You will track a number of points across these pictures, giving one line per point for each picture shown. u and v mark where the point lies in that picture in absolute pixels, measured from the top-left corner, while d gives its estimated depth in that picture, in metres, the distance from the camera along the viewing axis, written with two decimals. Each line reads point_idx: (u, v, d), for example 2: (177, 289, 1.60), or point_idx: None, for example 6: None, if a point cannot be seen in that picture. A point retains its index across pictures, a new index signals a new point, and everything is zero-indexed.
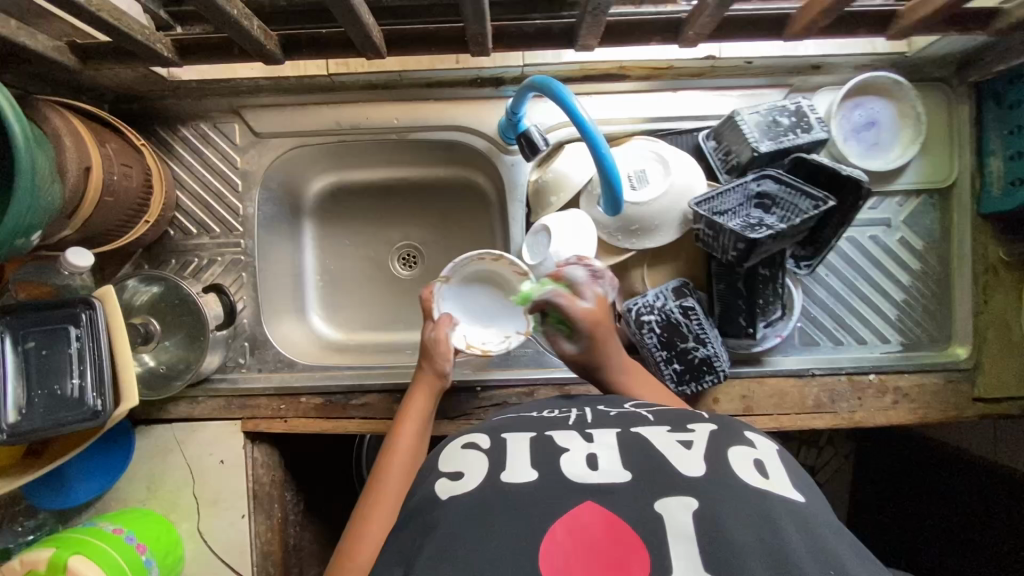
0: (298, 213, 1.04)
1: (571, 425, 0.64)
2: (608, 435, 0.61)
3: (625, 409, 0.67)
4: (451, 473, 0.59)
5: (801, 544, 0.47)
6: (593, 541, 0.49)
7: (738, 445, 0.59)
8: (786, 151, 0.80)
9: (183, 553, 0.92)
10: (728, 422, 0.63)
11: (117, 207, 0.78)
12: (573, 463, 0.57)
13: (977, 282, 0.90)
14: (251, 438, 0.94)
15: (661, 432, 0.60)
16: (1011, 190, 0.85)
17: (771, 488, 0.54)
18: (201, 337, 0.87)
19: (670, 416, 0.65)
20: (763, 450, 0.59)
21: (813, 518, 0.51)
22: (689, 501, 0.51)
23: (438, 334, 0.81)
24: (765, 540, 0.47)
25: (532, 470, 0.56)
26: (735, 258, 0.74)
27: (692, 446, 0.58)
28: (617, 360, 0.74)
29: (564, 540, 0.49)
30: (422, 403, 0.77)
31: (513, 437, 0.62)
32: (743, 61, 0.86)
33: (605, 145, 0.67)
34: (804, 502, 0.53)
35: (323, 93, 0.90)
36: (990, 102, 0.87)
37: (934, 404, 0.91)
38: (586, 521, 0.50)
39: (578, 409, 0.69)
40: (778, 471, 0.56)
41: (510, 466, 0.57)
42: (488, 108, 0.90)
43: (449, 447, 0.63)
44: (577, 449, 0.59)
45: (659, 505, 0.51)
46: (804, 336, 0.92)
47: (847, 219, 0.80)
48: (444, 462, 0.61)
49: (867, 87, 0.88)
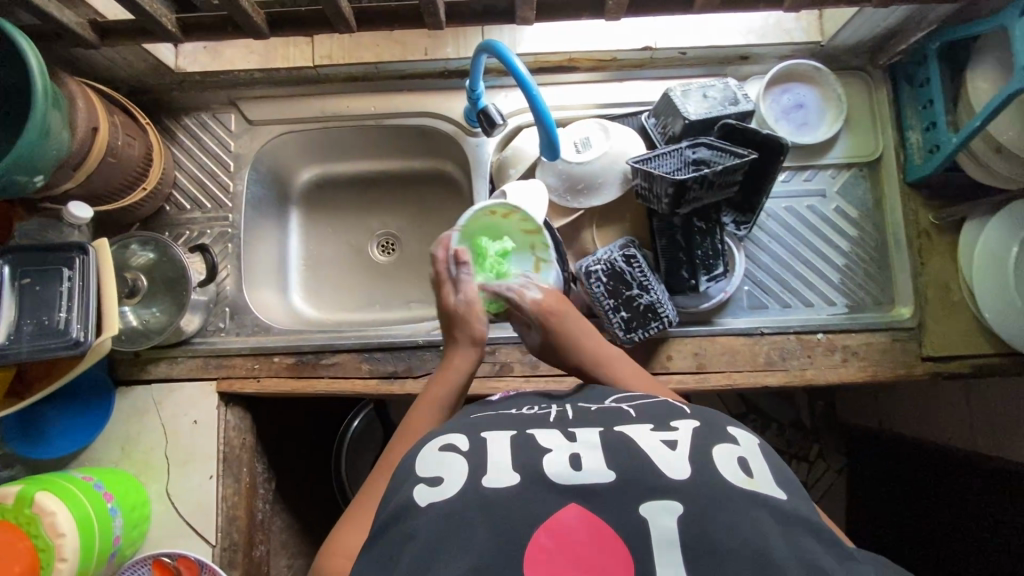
0: (286, 200, 1.14)
1: (553, 422, 0.62)
2: (589, 430, 0.59)
3: (607, 405, 0.65)
4: (430, 477, 0.56)
5: (783, 547, 0.48)
6: (579, 546, 0.49)
7: (722, 443, 0.56)
8: (715, 118, 0.89)
9: (150, 514, 0.93)
10: (710, 415, 0.60)
11: (120, 169, 0.88)
12: (557, 464, 0.54)
13: (913, 246, 0.96)
14: (225, 400, 0.97)
15: (644, 429, 0.58)
16: (929, 157, 0.92)
17: (755, 487, 0.53)
18: (184, 297, 0.93)
19: (655, 411, 0.62)
20: (747, 446, 0.57)
21: (796, 516, 0.51)
22: (673, 505, 0.50)
23: (468, 299, 0.81)
24: (748, 543, 0.48)
25: (515, 473, 0.54)
26: (668, 206, 0.84)
27: (677, 447, 0.55)
28: (585, 349, 0.77)
29: (549, 542, 0.49)
30: (455, 377, 0.75)
31: (493, 436, 0.59)
32: (678, 53, 0.98)
33: (536, 87, 0.78)
34: (788, 499, 0.52)
35: (310, 86, 1.03)
36: (905, 83, 0.96)
37: (884, 362, 0.93)
38: (570, 522, 0.50)
39: (560, 404, 0.67)
40: (762, 468, 0.55)
41: (493, 468, 0.55)
42: (454, 96, 1.02)
43: (426, 449, 0.60)
44: (560, 449, 0.56)
45: (644, 508, 0.51)
46: (752, 299, 0.97)
47: (770, 174, 0.88)
48: (422, 466, 0.58)
49: (793, 75, 0.99)
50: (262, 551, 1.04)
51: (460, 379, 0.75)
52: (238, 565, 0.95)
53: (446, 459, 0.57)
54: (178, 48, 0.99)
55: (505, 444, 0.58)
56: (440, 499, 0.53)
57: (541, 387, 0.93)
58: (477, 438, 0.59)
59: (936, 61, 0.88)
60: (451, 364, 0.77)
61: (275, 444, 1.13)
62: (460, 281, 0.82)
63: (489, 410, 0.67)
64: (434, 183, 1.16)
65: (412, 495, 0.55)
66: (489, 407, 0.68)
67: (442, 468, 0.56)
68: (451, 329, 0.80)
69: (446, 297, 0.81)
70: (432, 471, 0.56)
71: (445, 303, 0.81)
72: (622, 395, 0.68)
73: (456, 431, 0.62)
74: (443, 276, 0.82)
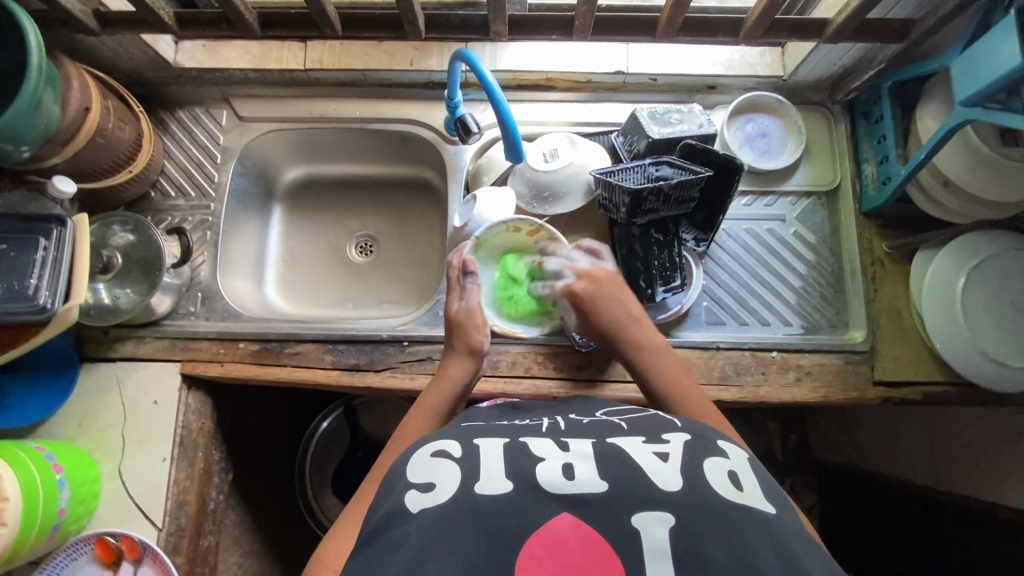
0: (270, 196, 1.19)
1: (545, 433, 0.63)
2: (582, 442, 0.60)
3: (599, 417, 0.68)
4: (422, 483, 0.56)
5: (775, 560, 0.48)
6: (568, 555, 0.50)
7: (713, 457, 0.58)
8: (678, 139, 0.93)
9: (100, 492, 0.93)
10: (702, 430, 0.63)
11: (106, 150, 0.93)
12: (550, 472, 0.55)
13: (867, 274, 0.99)
14: (188, 383, 0.99)
15: (637, 442, 0.60)
16: (882, 188, 0.97)
17: (745, 500, 0.53)
18: (156, 277, 0.96)
19: (647, 424, 0.65)
20: (737, 461, 0.58)
21: (786, 530, 0.51)
22: (665, 516, 0.51)
23: (469, 307, 0.89)
24: (738, 555, 0.48)
25: (508, 482, 0.55)
26: (626, 215, 0.89)
27: (669, 459, 0.57)
28: (628, 333, 0.84)
29: (540, 550, 0.50)
30: (451, 381, 0.82)
31: (485, 443, 0.60)
32: (649, 78, 1.04)
33: (504, 99, 0.84)
34: (776, 513, 0.53)
35: (301, 88, 1.09)
36: (862, 119, 1.02)
37: (836, 383, 0.95)
38: (562, 531, 0.51)
39: (551, 417, 0.69)
40: (752, 482, 0.56)
41: (487, 476, 0.55)
42: (436, 106, 1.08)
43: (420, 454, 0.60)
44: (554, 458, 0.57)
45: (635, 518, 0.51)
46: (710, 314, 0.99)
47: (726, 192, 0.93)
48: (413, 471, 0.58)
49: (758, 106, 1.04)
50: (209, 542, 1.03)
51: (459, 377, 0.83)
52: (182, 551, 0.94)
53: (439, 465, 0.58)
54: (178, 45, 1.05)
55: (498, 453, 0.58)
56: (432, 505, 0.53)
57: (499, 387, 0.94)
58: (471, 446, 0.60)
59: (887, 100, 0.94)
60: (450, 374, 0.83)
61: (235, 434, 1.13)
62: (461, 293, 0.91)
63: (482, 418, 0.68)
64: (414, 190, 1.21)
65: (402, 500, 0.55)
66: (482, 416, 0.70)
67: (435, 474, 0.57)
68: (453, 338, 0.87)
69: (451, 304, 0.90)
70: (423, 476, 0.57)
71: (451, 309, 0.90)
72: (614, 410, 0.70)
73: (449, 438, 0.62)
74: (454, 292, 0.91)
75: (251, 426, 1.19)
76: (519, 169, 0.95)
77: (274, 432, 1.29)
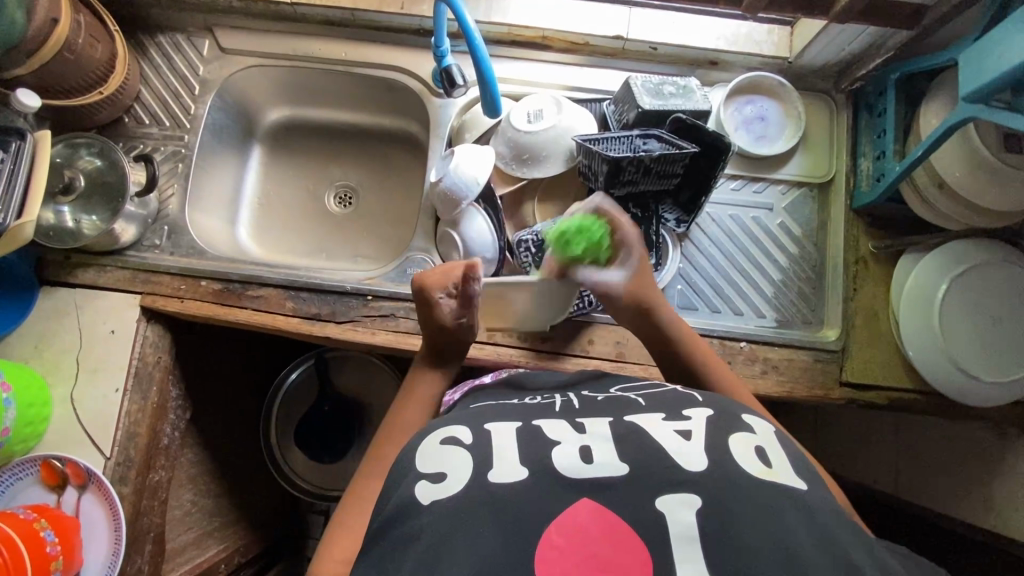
0: (249, 135, 1.15)
1: (559, 411, 0.63)
2: (599, 423, 0.59)
3: (615, 393, 0.67)
4: (433, 473, 0.55)
5: (807, 538, 0.48)
6: (590, 542, 0.49)
7: (740, 432, 0.58)
8: (668, 112, 0.90)
9: (51, 414, 0.92)
10: (724, 403, 0.62)
11: (76, 66, 0.89)
12: (566, 456, 0.55)
13: (848, 271, 0.96)
14: (147, 315, 0.97)
15: (656, 420, 0.59)
16: (875, 185, 0.94)
17: (774, 476, 0.53)
18: (119, 204, 0.93)
19: (665, 399, 0.63)
20: (763, 436, 0.58)
21: (816, 509, 0.51)
22: (691, 498, 0.50)
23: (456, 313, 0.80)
24: (768, 534, 0.48)
25: (522, 468, 0.54)
26: (603, 183, 0.86)
27: (691, 438, 0.56)
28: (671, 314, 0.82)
29: (559, 540, 0.49)
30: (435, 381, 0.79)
31: (497, 428, 0.59)
32: (649, 47, 1.00)
33: (484, 48, 0.82)
34: (809, 490, 0.53)
35: (289, 23, 1.05)
36: (865, 112, 0.99)
37: (802, 380, 0.93)
38: (582, 517, 0.50)
39: (562, 395, 0.68)
40: (779, 457, 0.56)
41: (499, 462, 0.54)
42: (427, 55, 1.04)
43: (427, 441, 0.59)
44: (570, 441, 0.57)
45: (660, 501, 0.50)
46: (683, 299, 0.96)
47: (714, 173, 0.89)
48: (422, 461, 0.57)
49: (759, 88, 1.00)
50: (160, 477, 1.02)
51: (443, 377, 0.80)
52: (130, 482, 0.93)
53: (449, 453, 0.56)
54: None
55: (511, 437, 0.57)
56: (446, 496, 0.53)
57: None
58: (482, 431, 0.59)
59: (892, 93, 0.90)
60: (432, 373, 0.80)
61: (198, 373, 1.13)
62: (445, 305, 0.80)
63: (490, 398, 0.68)
64: (399, 143, 1.17)
65: (414, 491, 0.54)
66: (489, 396, 0.70)
67: (444, 464, 0.56)
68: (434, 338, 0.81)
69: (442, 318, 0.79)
70: (433, 466, 0.56)
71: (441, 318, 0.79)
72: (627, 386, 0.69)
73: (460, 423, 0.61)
74: (437, 287, 0.79)
75: (214, 368, 1.18)
76: (502, 129, 0.92)
77: (239, 378, 1.28)
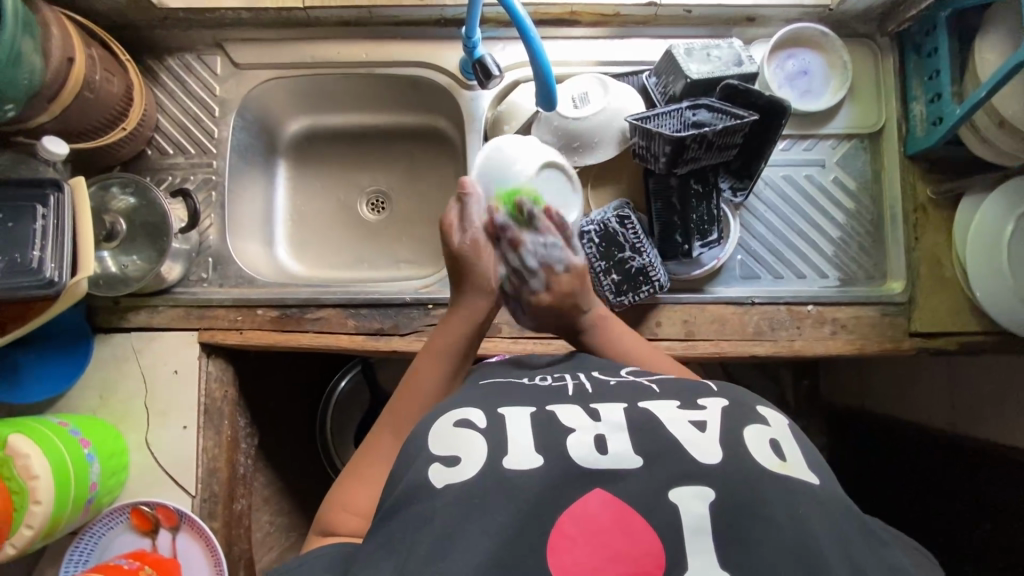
0: (273, 150, 1.11)
1: (571, 396, 0.61)
2: (612, 409, 0.58)
3: (625, 378, 0.66)
4: (445, 456, 0.54)
5: (829, 540, 0.48)
6: (602, 530, 0.49)
7: (754, 424, 0.56)
8: (718, 79, 0.86)
9: (128, 461, 0.92)
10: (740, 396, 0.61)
11: (97, 106, 0.85)
12: (582, 446, 0.54)
13: (909, 221, 0.95)
14: (207, 351, 0.95)
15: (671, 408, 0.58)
16: (932, 129, 0.91)
17: (786, 471, 0.52)
18: (165, 243, 0.90)
19: (676, 387, 0.63)
20: (778, 428, 0.57)
21: (830, 502, 0.52)
22: (706, 490, 0.50)
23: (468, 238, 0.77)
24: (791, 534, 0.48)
25: (539, 455, 0.53)
26: (665, 164, 0.83)
27: (706, 428, 0.55)
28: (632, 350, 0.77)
29: (571, 529, 0.49)
30: (456, 337, 0.74)
31: (510, 412, 0.58)
32: (683, 11, 0.95)
33: (535, 35, 0.78)
34: (820, 484, 0.53)
35: (300, 28, 1.00)
36: (912, 54, 0.95)
37: (872, 336, 0.93)
38: (594, 509, 0.50)
39: (574, 375, 0.67)
40: (794, 452, 0.55)
41: (514, 451, 0.54)
42: (451, 46, 1.00)
43: (443, 421, 0.58)
44: (586, 429, 0.55)
45: (674, 493, 0.50)
46: (745, 269, 0.95)
47: (769, 137, 0.88)
48: (435, 442, 0.56)
49: (800, 40, 0.97)
50: (242, 505, 1.01)
51: (464, 332, 0.75)
52: (219, 517, 0.94)
53: (463, 437, 0.56)
54: None
55: (527, 424, 0.56)
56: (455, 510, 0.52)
57: (528, 348, 0.91)
58: (495, 415, 0.58)
59: (944, 31, 0.87)
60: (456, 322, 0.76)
61: (257, 398, 1.12)
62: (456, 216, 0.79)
63: (500, 376, 0.68)
64: (426, 141, 1.14)
65: (426, 474, 0.53)
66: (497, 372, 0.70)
67: (458, 446, 0.55)
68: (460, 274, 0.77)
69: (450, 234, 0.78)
70: (447, 449, 0.55)
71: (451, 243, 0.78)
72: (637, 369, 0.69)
73: (473, 404, 0.60)
74: (449, 215, 0.79)
75: (270, 389, 1.18)
76: (547, 118, 0.90)
77: (294, 397, 1.27)
